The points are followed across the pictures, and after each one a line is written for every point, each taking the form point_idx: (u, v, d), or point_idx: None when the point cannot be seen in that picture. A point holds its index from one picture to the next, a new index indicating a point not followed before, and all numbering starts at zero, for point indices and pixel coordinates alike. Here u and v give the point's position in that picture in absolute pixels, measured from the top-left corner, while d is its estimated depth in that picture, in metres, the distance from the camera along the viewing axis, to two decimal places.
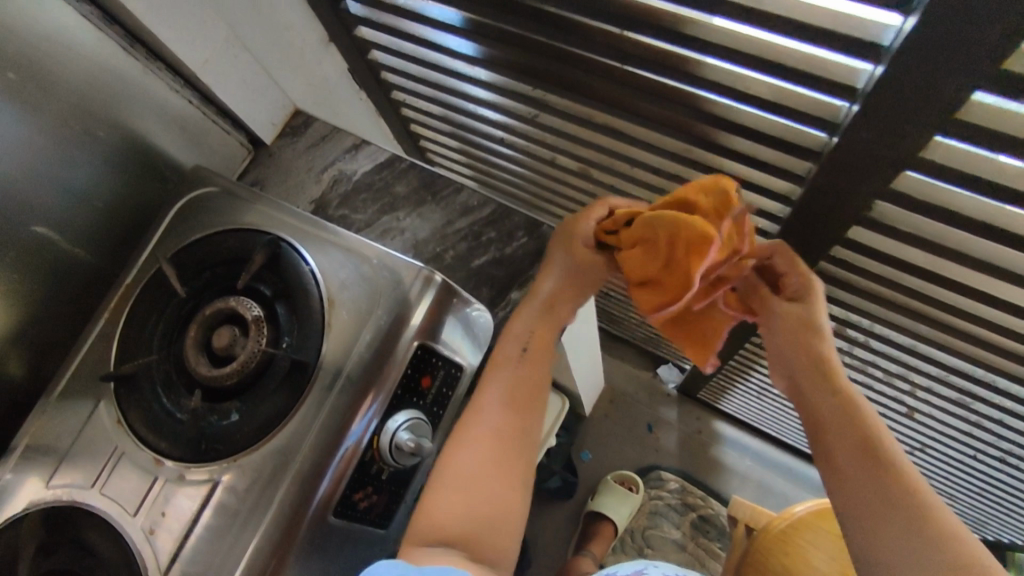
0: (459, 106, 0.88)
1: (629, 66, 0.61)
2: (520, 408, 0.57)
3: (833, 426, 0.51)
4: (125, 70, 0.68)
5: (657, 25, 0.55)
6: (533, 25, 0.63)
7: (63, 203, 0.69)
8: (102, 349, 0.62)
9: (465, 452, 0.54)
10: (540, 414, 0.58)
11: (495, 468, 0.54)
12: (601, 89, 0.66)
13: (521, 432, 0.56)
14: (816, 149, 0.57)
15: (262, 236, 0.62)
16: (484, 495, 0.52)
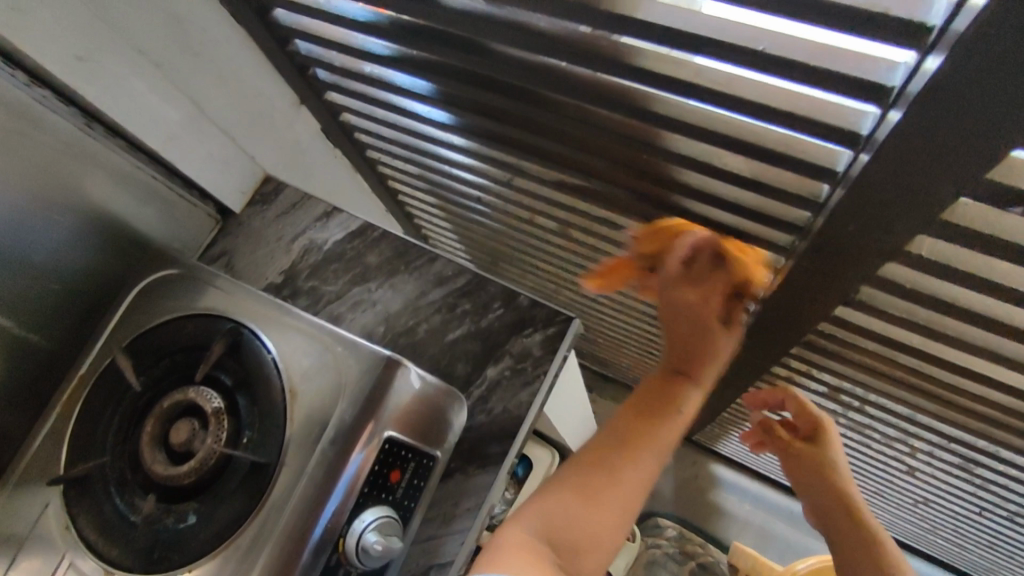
0: (435, 167, 0.87)
1: (601, 136, 0.58)
2: (589, 501, 0.49)
3: (846, 539, 0.60)
4: (82, 146, 0.66)
5: (625, 100, 0.53)
6: (501, 94, 0.61)
7: (15, 286, 0.66)
8: (52, 447, 0.57)
9: (517, 542, 0.47)
10: (619, 500, 0.49)
11: (544, 554, 0.46)
12: (576, 157, 0.64)
13: (578, 530, 0.48)
14: (798, 223, 0.55)
15: (224, 323, 0.60)
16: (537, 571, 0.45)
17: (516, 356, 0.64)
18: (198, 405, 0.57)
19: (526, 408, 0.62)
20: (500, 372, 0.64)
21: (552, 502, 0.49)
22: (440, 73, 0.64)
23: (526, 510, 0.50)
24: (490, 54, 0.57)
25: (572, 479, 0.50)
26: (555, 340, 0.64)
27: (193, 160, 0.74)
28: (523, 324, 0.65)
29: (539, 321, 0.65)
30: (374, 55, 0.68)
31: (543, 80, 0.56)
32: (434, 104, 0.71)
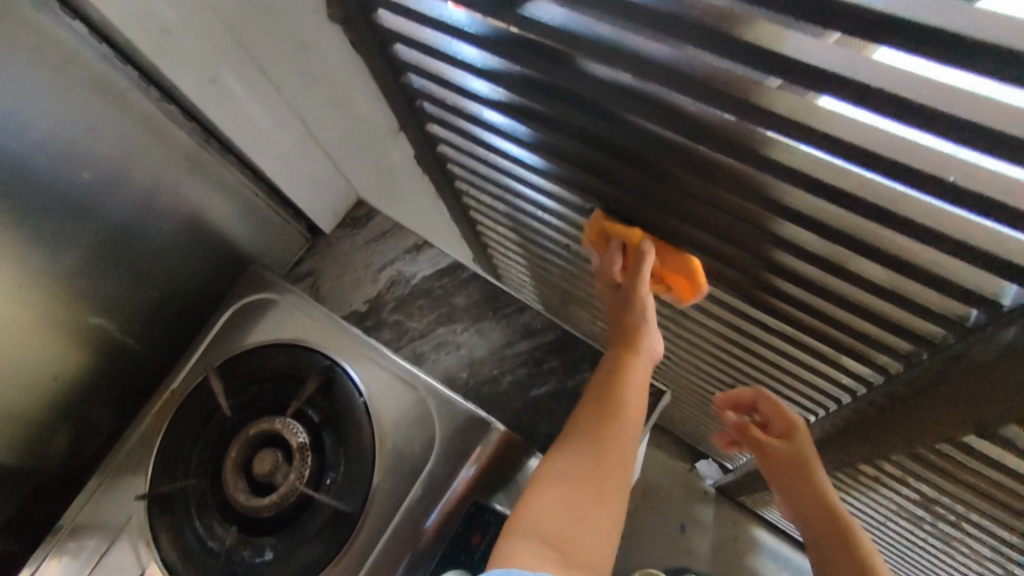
0: (523, 208, 0.86)
1: (715, 216, 0.57)
2: (586, 475, 0.52)
3: (818, 533, 0.63)
4: (194, 160, 0.67)
5: (752, 189, 0.51)
6: (612, 158, 0.60)
7: (118, 288, 0.69)
8: (139, 456, 0.60)
9: (525, 528, 0.49)
10: (615, 469, 0.53)
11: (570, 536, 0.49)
12: (682, 228, 0.62)
13: (590, 500, 0.51)
14: (933, 339, 0.52)
15: (318, 358, 0.60)
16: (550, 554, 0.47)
17: None
18: (284, 437, 0.57)
19: None
20: None
21: (558, 477, 0.52)
22: (560, 129, 0.61)
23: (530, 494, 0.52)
24: (622, 122, 0.54)
25: (577, 457, 0.53)
26: None
27: (297, 184, 0.74)
28: None
29: None
30: (476, 96, 0.66)
31: (672, 157, 0.54)
32: (542, 156, 0.69)
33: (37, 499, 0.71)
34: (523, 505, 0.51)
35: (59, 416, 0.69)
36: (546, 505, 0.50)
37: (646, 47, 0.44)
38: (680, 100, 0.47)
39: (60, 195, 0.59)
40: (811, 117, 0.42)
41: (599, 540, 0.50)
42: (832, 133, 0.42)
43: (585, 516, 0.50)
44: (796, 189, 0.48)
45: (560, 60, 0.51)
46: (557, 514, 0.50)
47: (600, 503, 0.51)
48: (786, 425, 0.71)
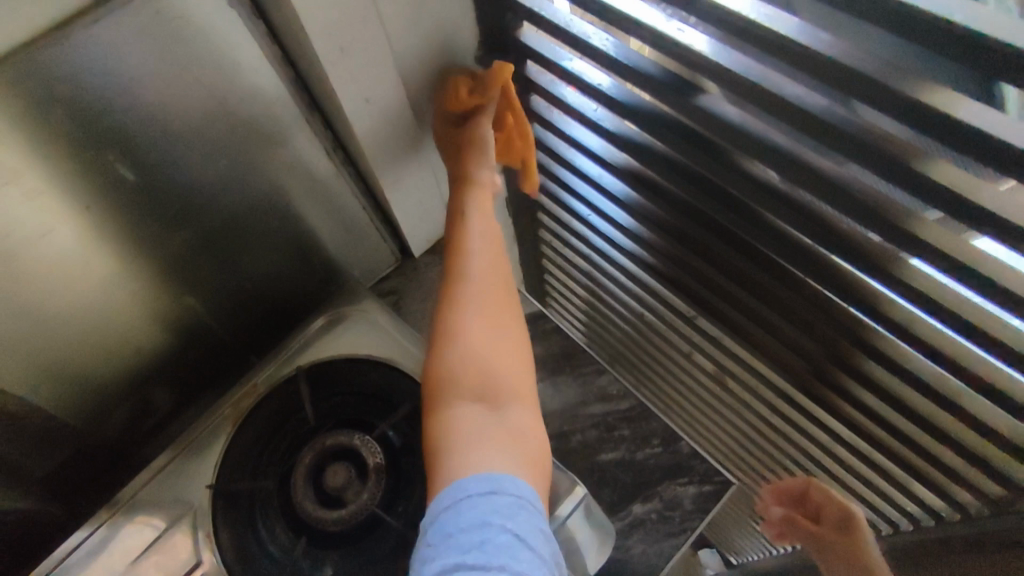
0: (601, 267, 0.84)
1: (811, 327, 0.60)
2: (505, 374, 0.53)
3: None
4: (320, 170, 0.69)
5: (864, 305, 0.53)
6: (712, 255, 0.63)
7: (215, 274, 0.70)
8: (210, 444, 0.59)
9: (458, 417, 0.50)
10: (518, 365, 0.54)
11: (519, 442, 0.49)
12: (766, 333, 0.66)
13: (496, 400, 0.51)
14: (993, 493, 0.59)
15: (410, 385, 0.60)
16: (504, 454, 0.47)
17: (666, 502, 0.65)
18: (361, 454, 0.57)
19: (665, 559, 0.62)
20: (646, 513, 0.64)
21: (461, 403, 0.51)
22: (680, 212, 0.62)
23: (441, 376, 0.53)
24: (757, 219, 0.55)
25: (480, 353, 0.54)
26: (708, 498, 0.64)
27: (405, 208, 0.76)
28: (679, 471, 0.66)
29: (696, 474, 0.66)
30: (594, 155, 0.66)
31: (801, 263, 0.54)
32: (636, 220, 0.70)
33: (78, 461, 0.71)
34: (438, 432, 0.50)
35: (126, 385, 0.71)
36: (469, 419, 0.50)
37: (816, 163, 0.46)
38: (835, 217, 0.49)
39: (193, 178, 0.61)
40: (972, 263, 0.44)
41: (533, 432, 0.51)
42: (995, 283, 0.44)
43: (489, 413, 0.51)
44: (905, 305, 0.52)
45: (715, 153, 0.53)
46: (473, 411, 0.51)
47: (497, 399, 0.52)
48: (843, 514, 0.70)
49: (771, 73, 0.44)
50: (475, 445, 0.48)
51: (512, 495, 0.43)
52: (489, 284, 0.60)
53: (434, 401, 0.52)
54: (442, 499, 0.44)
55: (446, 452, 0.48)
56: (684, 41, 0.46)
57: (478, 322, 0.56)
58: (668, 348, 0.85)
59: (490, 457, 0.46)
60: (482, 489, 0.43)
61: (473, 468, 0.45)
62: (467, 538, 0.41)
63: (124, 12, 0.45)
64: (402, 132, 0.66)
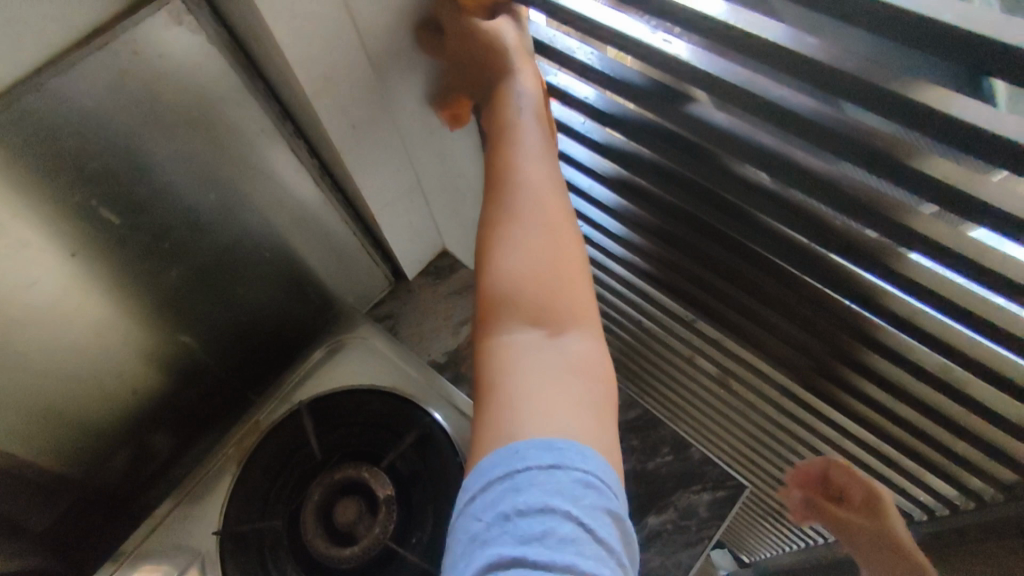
0: (595, 276, 0.84)
1: (812, 325, 0.60)
2: (564, 293, 0.46)
3: None
4: (309, 199, 0.68)
5: (867, 299, 0.53)
6: (704, 260, 0.64)
7: (207, 312, 0.69)
8: (214, 487, 0.58)
9: (514, 346, 0.44)
10: (583, 284, 0.47)
11: (586, 373, 0.43)
12: (765, 333, 0.66)
13: (557, 324, 0.44)
14: (1006, 477, 0.59)
15: (414, 411, 0.59)
16: (573, 408, 0.39)
17: (682, 511, 0.64)
18: (370, 487, 0.56)
19: (685, 570, 0.61)
20: (662, 523, 0.63)
21: (519, 330, 0.44)
22: (672, 219, 0.62)
23: (493, 279, 0.47)
24: (751, 221, 0.55)
25: (542, 262, 0.46)
26: (723, 504, 0.64)
27: (396, 230, 0.75)
28: (692, 478, 0.65)
29: (709, 480, 0.65)
30: (582, 165, 0.66)
31: (799, 264, 0.54)
32: (628, 228, 0.70)
33: (76, 514, 0.69)
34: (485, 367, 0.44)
35: (122, 432, 0.69)
36: (525, 346, 0.43)
37: (806, 163, 0.47)
38: (830, 215, 0.50)
39: (178, 216, 0.59)
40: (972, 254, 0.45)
41: (602, 363, 0.44)
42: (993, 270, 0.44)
43: (553, 340, 0.44)
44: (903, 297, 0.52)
45: (706, 158, 0.53)
46: (535, 339, 0.44)
47: (560, 321, 0.45)
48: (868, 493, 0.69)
49: (755, 78, 0.44)
50: (538, 381, 0.41)
51: (578, 470, 0.36)
52: (529, 202, 0.49)
53: (487, 320, 0.46)
54: (494, 463, 0.37)
55: (503, 395, 0.41)
56: (670, 52, 0.46)
57: (522, 257, 0.47)
58: (669, 353, 0.84)
59: (560, 423, 0.38)
60: (540, 460, 0.36)
61: (526, 429, 0.38)
62: (527, 526, 0.33)
63: (100, 53, 0.45)
64: (389, 155, 0.66)
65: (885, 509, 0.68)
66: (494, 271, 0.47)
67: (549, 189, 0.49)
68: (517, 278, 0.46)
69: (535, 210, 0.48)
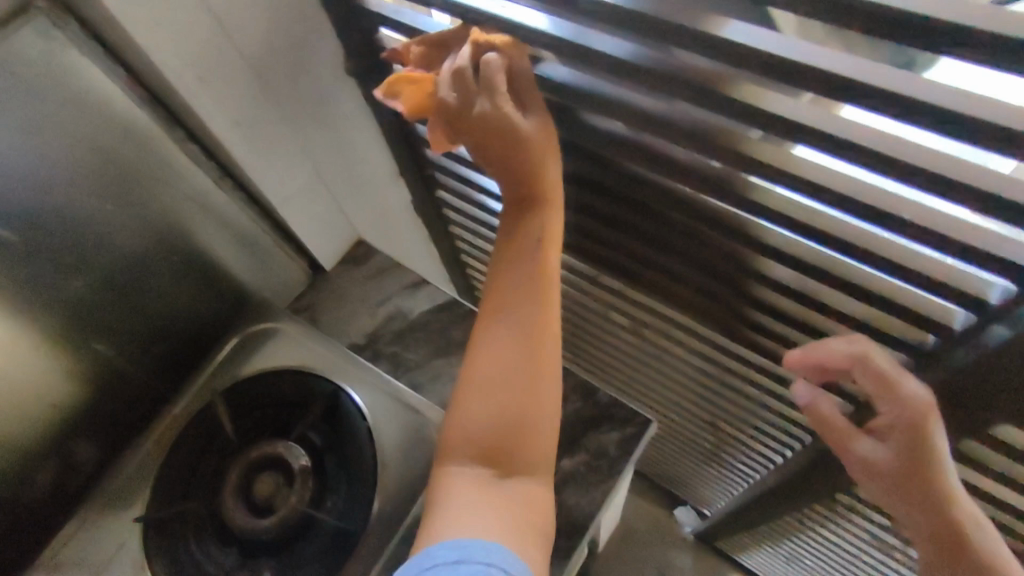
0: (509, 245, 0.89)
1: (691, 252, 0.64)
2: (524, 453, 0.51)
3: (930, 530, 0.56)
4: (212, 199, 0.70)
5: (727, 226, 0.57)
6: (589, 210, 0.68)
7: (123, 319, 0.71)
8: (137, 480, 0.60)
9: (460, 474, 0.50)
10: (552, 408, 0.52)
11: (525, 508, 0.50)
12: (655, 272, 0.71)
13: (499, 471, 0.50)
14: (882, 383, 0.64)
15: (323, 384, 0.62)
16: (481, 514, 0.47)
17: (592, 451, 0.67)
18: (286, 461, 0.58)
19: (598, 505, 0.65)
20: (575, 465, 0.67)
21: (462, 462, 0.51)
22: (557, 176, 0.67)
23: (453, 411, 0.53)
24: (614, 165, 0.59)
25: (496, 371, 0.52)
26: (631, 440, 0.68)
27: (305, 222, 0.78)
28: (601, 421, 0.69)
29: (617, 420, 0.69)
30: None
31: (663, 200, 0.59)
32: None
33: (19, 533, 0.71)
34: (436, 490, 0.50)
35: (48, 444, 0.71)
36: (466, 479, 0.50)
37: (641, 103, 0.51)
38: (675, 150, 0.54)
39: (77, 229, 0.61)
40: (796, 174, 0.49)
41: (542, 498, 0.51)
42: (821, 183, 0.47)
43: (496, 482, 0.50)
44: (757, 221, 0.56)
45: (563, 113, 0.57)
46: (474, 476, 0.50)
47: (509, 465, 0.51)
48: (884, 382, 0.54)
49: (589, 32, 0.49)
50: (455, 507, 0.48)
51: (480, 562, 0.43)
52: (509, 326, 0.54)
53: (443, 455, 0.52)
54: (413, 563, 0.45)
55: (437, 520, 0.48)
56: (514, 18, 0.51)
57: (489, 366, 0.53)
58: (588, 312, 0.88)
59: (471, 522, 0.47)
60: (446, 559, 0.43)
61: (449, 534, 0.46)
62: None
63: None
64: (283, 150, 0.69)
65: (918, 405, 0.53)
66: (455, 408, 0.53)
67: (536, 299, 0.54)
68: (495, 330, 0.54)
69: (507, 347, 0.53)
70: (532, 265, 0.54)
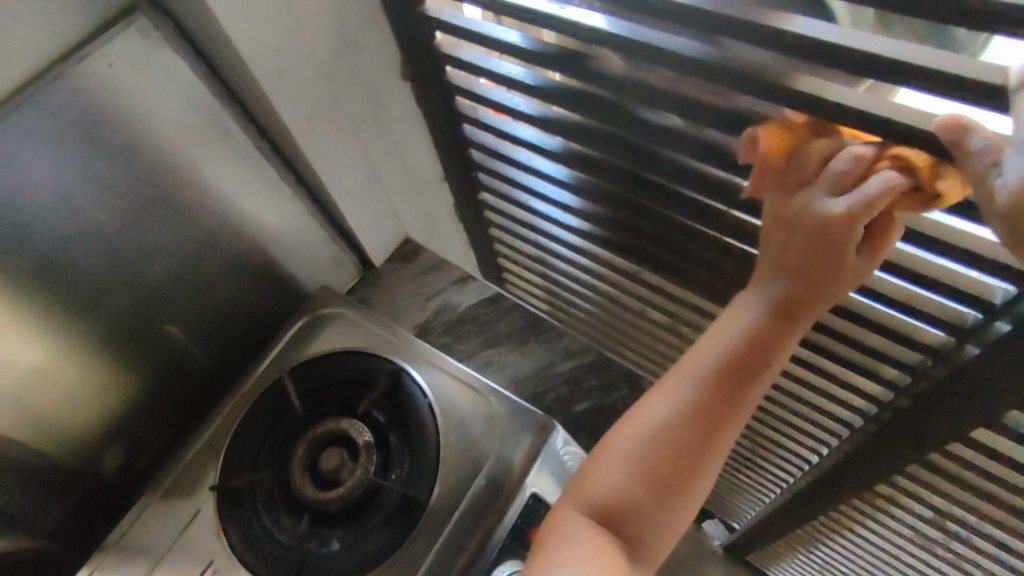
0: (553, 248, 0.92)
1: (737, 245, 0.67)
2: (635, 519, 0.54)
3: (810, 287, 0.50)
4: (278, 194, 0.74)
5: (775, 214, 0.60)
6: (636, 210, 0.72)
7: (191, 307, 0.75)
8: (209, 453, 0.63)
9: (566, 531, 0.54)
10: (664, 517, 0.54)
11: (613, 570, 0.52)
12: (697, 269, 0.73)
13: (612, 526, 0.54)
14: None
15: (385, 364, 0.65)
16: (589, 565, 0.51)
17: None
18: (350, 437, 0.61)
19: None
20: None
21: (576, 525, 0.54)
22: (606, 175, 0.70)
23: (593, 478, 0.56)
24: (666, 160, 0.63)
25: (614, 475, 0.55)
26: None
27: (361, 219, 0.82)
28: None
29: None
30: (527, 142, 0.75)
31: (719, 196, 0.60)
32: (578, 197, 0.78)
33: (87, 507, 0.76)
34: (546, 539, 0.54)
35: (117, 426, 0.74)
36: (575, 541, 0.53)
37: None
38: None
39: (157, 216, 0.66)
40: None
41: (625, 566, 0.53)
42: None
43: (600, 531, 0.54)
44: None
45: (617, 111, 0.60)
46: (587, 525, 0.54)
47: (620, 526, 0.54)
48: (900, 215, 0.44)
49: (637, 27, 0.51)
50: (568, 560, 0.52)
51: None
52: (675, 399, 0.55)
53: (569, 496, 0.57)
54: None
55: (543, 559, 0.53)
56: (571, 18, 0.54)
57: (644, 448, 0.55)
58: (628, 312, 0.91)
59: (568, 566, 0.51)
60: None
61: (559, 573, 0.51)
62: None
63: (78, 66, 0.53)
64: (345, 148, 0.73)
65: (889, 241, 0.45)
66: (631, 454, 0.55)
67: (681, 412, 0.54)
68: (633, 437, 0.55)
69: (685, 444, 0.54)
70: (750, 392, 0.54)
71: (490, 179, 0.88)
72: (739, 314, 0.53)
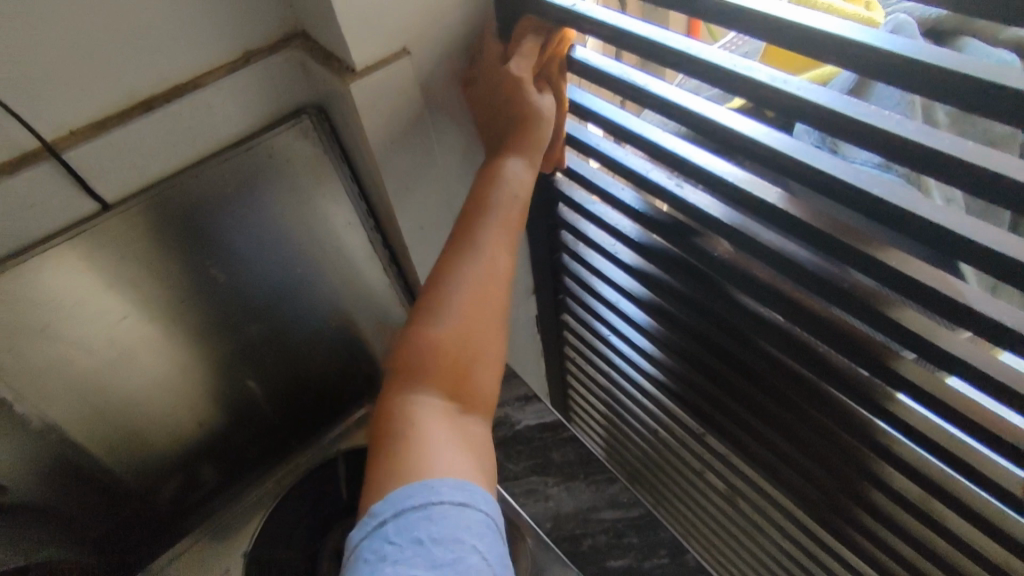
0: (621, 384, 0.93)
1: (812, 442, 0.64)
2: (464, 369, 0.51)
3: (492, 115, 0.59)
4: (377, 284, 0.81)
5: (855, 425, 0.58)
6: (711, 377, 0.72)
7: (274, 366, 0.80)
8: (252, 512, 0.67)
9: (426, 409, 0.49)
10: (489, 367, 0.52)
11: (471, 446, 0.49)
12: (762, 449, 0.71)
13: (458, 404, 0.51)
14: None
15: None
16: (462, 460, 0.47)
17: None
18: None
19: None
20: None
21: (432, 419, 0.49)
22: (687, 336, 0.71)
23: (420, 347, 0.51)
24: (749, 342, 0.63)
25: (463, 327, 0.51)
26: None
27: None
28: None
29: None
30: (616, 285, 0.77)
31: (800, 391, 0.60)
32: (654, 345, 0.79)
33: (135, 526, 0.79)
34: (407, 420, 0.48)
35: (180, 459, 0.79)
36: (428, 409, 0.49)
37: (789, 293, 0.55)
38: (813, 340, 0.56)
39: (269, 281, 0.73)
40: (947, 396, 0.49)
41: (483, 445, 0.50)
42: (965, 414, 0.49)
43: (455, 409, 0.51)
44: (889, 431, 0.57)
45: (711, 286, 0.62)
46: (440, 408, 0.50)
47: (467, 400, 0.52)
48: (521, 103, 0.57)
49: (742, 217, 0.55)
50: (436, 443, 0.47)
51: (483, 512, 0.43)
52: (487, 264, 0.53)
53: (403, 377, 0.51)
54: (409, 492, 0.43)
55: (413, 435, 0.47)
56: (683, 196, 0.57)
57: (472, 314, 0.52)
58: (684, 466, 0.89)
59: (438, 454, 0.46)
60: (452, 496, 0.43)
61: (440, 472, 0.45)
62: (438, 552, 0.40)
63: (242, 152, 0.62)
64: None
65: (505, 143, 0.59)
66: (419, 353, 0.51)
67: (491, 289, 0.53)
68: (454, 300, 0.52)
69: (472, 335, 0.52)
70: (495, 224, 0.55)
71: (574, 306, 0.91)
72: (502, 172, 0.56)
